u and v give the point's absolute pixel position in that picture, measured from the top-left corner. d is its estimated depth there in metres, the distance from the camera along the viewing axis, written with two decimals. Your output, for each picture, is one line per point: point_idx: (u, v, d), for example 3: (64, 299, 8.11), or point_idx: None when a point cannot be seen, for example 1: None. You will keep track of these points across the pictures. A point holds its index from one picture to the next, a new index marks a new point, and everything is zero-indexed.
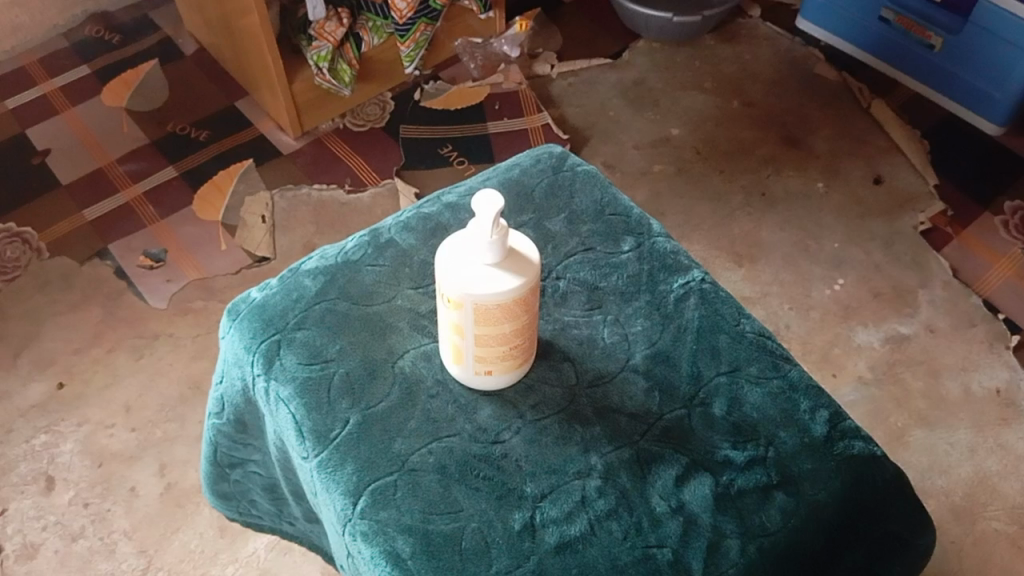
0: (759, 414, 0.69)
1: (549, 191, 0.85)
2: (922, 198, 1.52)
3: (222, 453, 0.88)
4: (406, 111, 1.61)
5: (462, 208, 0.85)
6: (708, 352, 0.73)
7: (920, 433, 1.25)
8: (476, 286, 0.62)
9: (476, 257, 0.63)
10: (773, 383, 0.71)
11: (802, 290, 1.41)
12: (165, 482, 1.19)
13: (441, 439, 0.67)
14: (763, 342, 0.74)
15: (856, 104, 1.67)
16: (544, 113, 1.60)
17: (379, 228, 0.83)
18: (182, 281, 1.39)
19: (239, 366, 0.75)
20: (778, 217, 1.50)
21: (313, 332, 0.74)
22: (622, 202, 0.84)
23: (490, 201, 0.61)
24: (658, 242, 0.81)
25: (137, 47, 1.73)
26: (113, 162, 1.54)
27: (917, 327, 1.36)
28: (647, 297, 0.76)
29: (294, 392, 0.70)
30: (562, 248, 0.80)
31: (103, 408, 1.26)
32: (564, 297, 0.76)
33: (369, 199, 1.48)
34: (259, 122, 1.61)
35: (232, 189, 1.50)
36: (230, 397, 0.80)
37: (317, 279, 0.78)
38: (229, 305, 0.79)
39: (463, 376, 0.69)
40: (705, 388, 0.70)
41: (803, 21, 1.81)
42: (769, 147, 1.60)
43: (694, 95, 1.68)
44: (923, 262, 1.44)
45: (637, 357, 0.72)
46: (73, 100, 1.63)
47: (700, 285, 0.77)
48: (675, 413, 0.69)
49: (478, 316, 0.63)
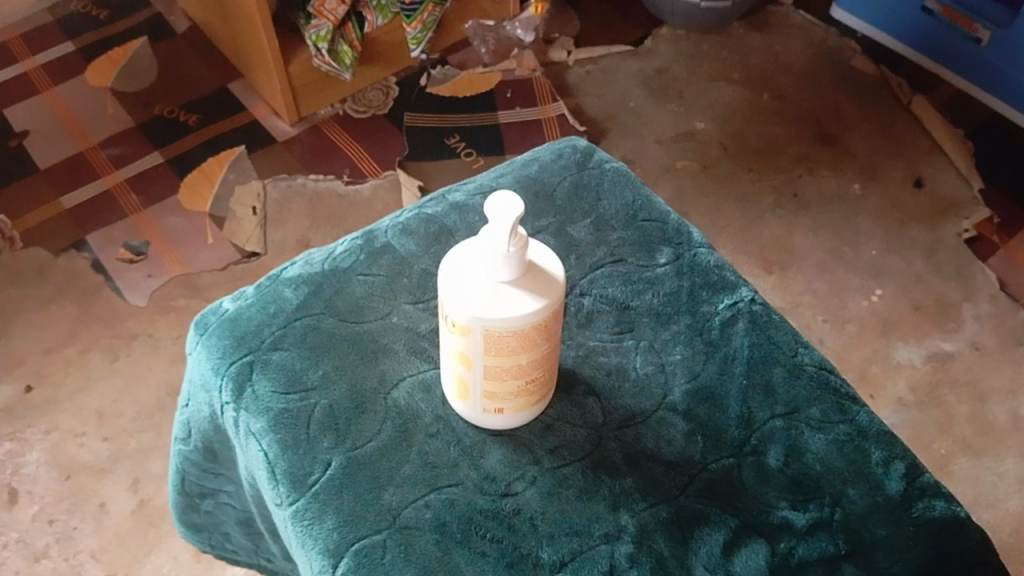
0: (824, 468, 0.58)
1: (573, 193, 0.74)
2: (965, 203, 1.40)
3: (190, 482, 0.77)
4: (412, 97, 1.49)
5: (471, 209, 0.73)
6: (761, 388, 0.61)
7: (965, 462, 1.14)
8: (486, 310, 0.51)
9: (487, 275, 0.52)
10: (839, 429, 0.60)
11: (837, 301, 1.29)
12: (138, 498, 1.08)
13: (440, 489, 0.56)
14: (826, 376, 0.62)
15: (895, 100, 1.54)
16: (559, 102, 1.48)
17: (375, 229, 0.72)
18: (164, 277, 1.27)
19: (206, 390, 0.64)
20: (811, 220, 1.38)
21: (292, 354, 0.63)
22: (658, 205, 0.73)
23: (506, 208, 0.51)
24: (700, 254, 0.69)
25: (126, 23, 1.61)
26: (95, 146, 1.42)
27: (961, 345, 1.24)
28: (688, 320, 0.65)
29: (267, 426, 0.59)
30: (587, 259, 0.69)
31: (74, 414, 1.15)
32: (590, 317, 0.65)
33: (369, 192, 1.37)
34: (253, 106, 1.49)
35: (222, 178, 1.39)
36: (198, 422, 0.69)
37: (299, 290, 0.67)
38: (197, 315, 0.67)
39: (468, 414, 0.58)
40: (757, 434, 0.59)
41: (837, 9, 1.68)
42: (800, 145, 1.48)
43: (721, 87, 1.56)
44: (967, 273, 1.32)
45: (676, 393, 0.61)
46: (55, 79, 1.51)
47: (750, 306, 0.66)
48: (721, 462, 0.58)
49: (488, 344, 0.53)
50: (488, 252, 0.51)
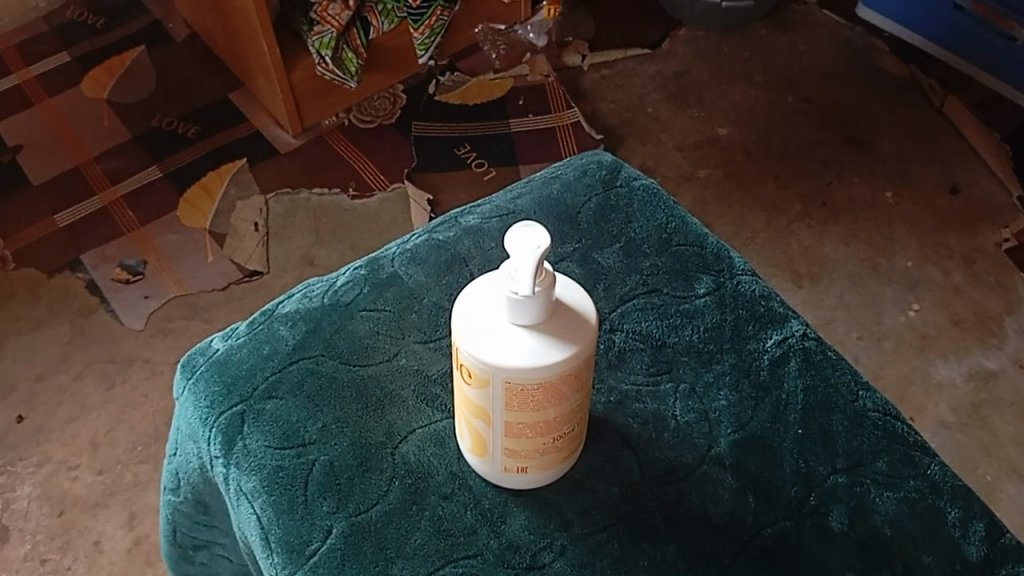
0: (893, 531, 0.54)
1: (599, 214, 0.68)
2: (1003, 210, 1.31)
3: (182, 535, 0.69)
4: (419, 105, 1.42)
5: (487, 234, 0.67)
6: (819, 438, 0.58)
7: (1013, 488, 1.06)
8: (507, 357, 0.45)
9: (507, 317, 0.46)
10: (908, 486, 0.56)
11: (872, 315, 1.21)
12: (134, 535, 1.02)
13: (456, 562, 0.51)
14: (890, 423, 0.59)
15: (927, 102, 1.44)
16: (574, 108, 1.41)
17: (380, 257, 0.65)
18: (163, 297, 1.21)
19: (193, 442, 0.58)
20: (842, 229, 1.29)
21: (288, 403, 0.57)
22: (694, 228, 0.68)
23: (530, 240, 0.45)
24: (742, 284, 0.65)
25: (122, 29, 1.53)
26: (90, 160, 1.36)
27: (1004, 361, 1.16)
28: (733, 359, 0.61)
29: (260, 486, 0.53)
30: (617, 289, 0.64)
31: (67, 444, 1.08)
32: (622, 356, 0.60)
33: (375, 205, 1.30)
34: (255, 116, 1.41)
35: (223, 192, 1.32)
36: (187, 472, 0.63)
37: (296, 328, 0.60)
38: (184, 356, 0.61)
39: (486, 472, 0.52)
40: (817, 492, 0.56)
41: (864, 7, 1.56)
42: (829, 148, 1.39)
43: (743, 89, 1.47)
44: (1008, 284, 1.23)
45: (721, 444, 0.57)
46: (50, 90, 1.45)
47: (802, 343, 0.62)
48: (778, 525, 0.54)
49: (509, 397, 0.46)
50: (510, 289, 0.45)
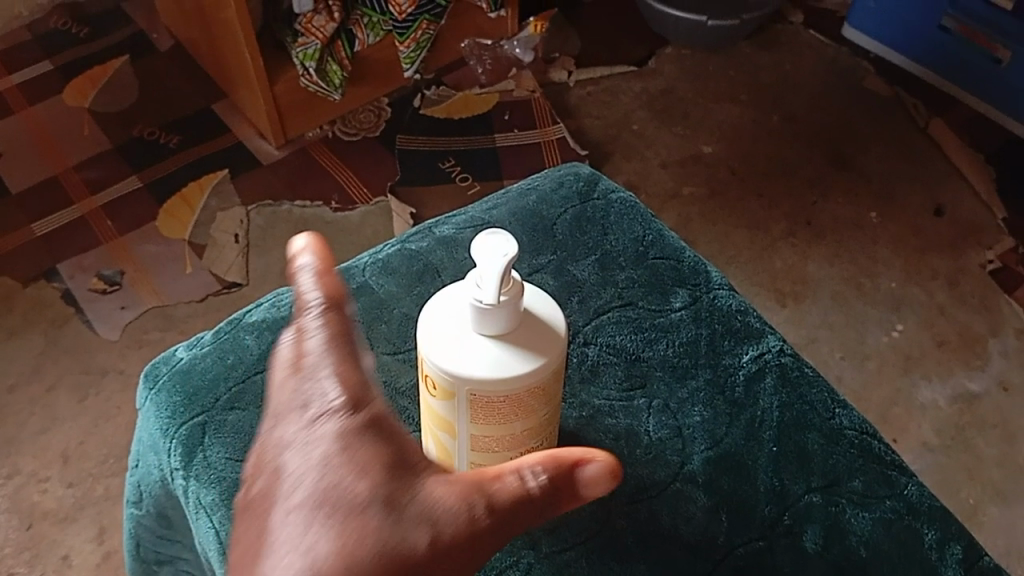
0: (869, 552, 0.54)
1: (575, 225, 0.68)
2: (987, 231, 1.30)
3: (145, 549, 0.66)
4: (404, 119, 1.41)
5: (461, 244, 0.66)
6: (795, 457, 0.57)
7: (995, 511, 1.05)
8: (472, 367, 0.44)
9: (472, 327, 0.45)
10: (884, 506, 0.56)
11: (855, 335, 1.20)
12: (103, 550, 1.00)
13: None
14: (867, 442, 0.59)
15: (912, 123, 1.44)
16: (559, 124, 1.40)
17: (351, 266, 0.64)
18: (139, 308, 1.19)
19: (155, 453, 0.58)
20: (826, 249, 1.29)
21: (250, 414, 0.57)
22: (670, 241, 0.68)
23: (498, 248, 0.45)
24: (718, 297, 0.64)
25: (106, 39, 1.51)
26: (70, 169, 1.34)
27: (988, 383, 1.16)
28: (708, 374, 0.60)
29: (219, 498, 0.54)
30: (591, 302, 0.64)
31: (37, 457, 1.06)
32: (595, 370, 0.60)
33: (358, 218, 1.29)
34: (238, 127, 1.40)
35: (203, 203, 1.30)
36: (149, 486, 0.61)
37: (262, 339, 0.61)
38: (146, 366, 0.61)
39: None
40: (792, 511, 0.55)
41: (848, 28, 1.56)
42: (814, 168, 1.38)
43: (728, 108, 1.47)
44: (992, 306, 1.23)
45: (695, 461, 0.57)
46: (31, 98, 1.43)
47: (778, 359, 0.62)
48: (751, 545, 0.54)
49: (474, 408, 0.46)
50: (476, 296, 0.44)
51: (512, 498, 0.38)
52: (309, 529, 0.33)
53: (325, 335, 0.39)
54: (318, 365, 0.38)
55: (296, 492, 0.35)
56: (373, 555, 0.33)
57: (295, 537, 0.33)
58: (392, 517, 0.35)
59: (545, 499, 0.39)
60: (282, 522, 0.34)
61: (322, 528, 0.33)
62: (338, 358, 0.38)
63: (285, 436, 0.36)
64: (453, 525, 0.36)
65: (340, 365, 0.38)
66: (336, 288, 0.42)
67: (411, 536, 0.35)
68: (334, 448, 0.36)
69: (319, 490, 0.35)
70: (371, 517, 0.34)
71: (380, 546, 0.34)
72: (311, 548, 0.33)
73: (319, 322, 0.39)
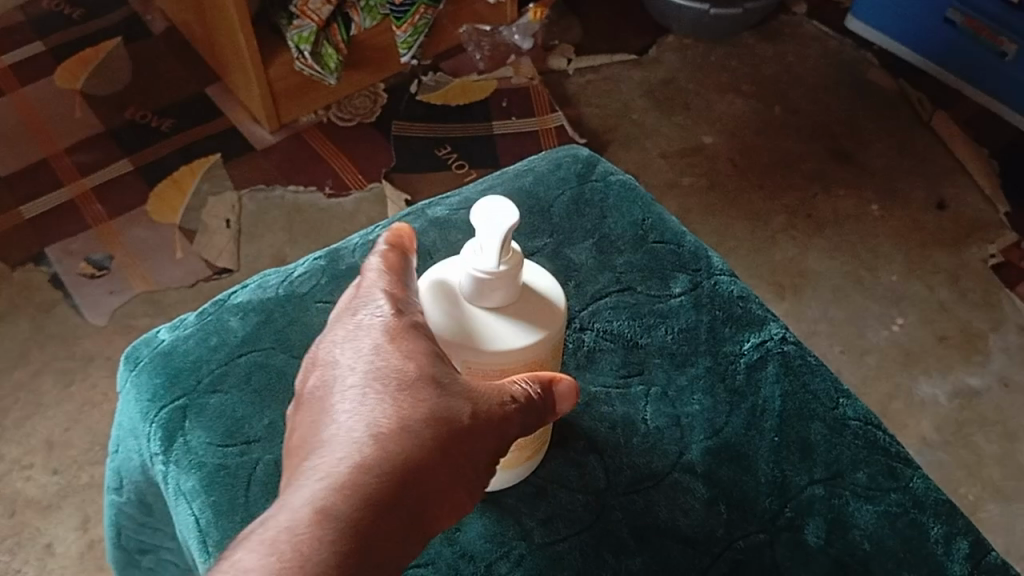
0: (873, 549, 0.52)
1: (572, 208, 0.67)
2: (990, 227, 1.29)
3: (126, 538, 0.64)
4: (400, 105, 1.39)
5: (453, 225, 0.65)
6: (797, 448, 0.55)
7: (995, 509, 1.04)
8: (469, 339, 0.47)
9: (471, 297, 0.47)
10: (889, 499, 0.54)
11: (855, 330, 1.18)
12: (87, 538, 0.98)
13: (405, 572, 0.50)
14: (872, 433, 0.57)
15: (915, 116, 1.42)
16: (558, 113, 1.38)
17: (341, 248, 0.64)
18: (128, 294, 1.17)
19: (134, 438, 0.56)
20: (827, 242, 1.27)
21: (233, 398, 0.55)
22: (670, 225, 0.66)
23: (497, 216, 0.46)
24: (719, 283, 0.63)
25: (99, 20, 1.49)
26: (60, 152, 1.32)
27: (989, 380, 1.14)
28: (707, 361, 0.59)
29: (199, 485, 0.52)
30: (588, 287, 0.62)
31: (21, 443, 1.04)
32: (591, 357, 0.59)
33: (352, 204, 1.27)
34: (231, 111, 1.38)
35: (195, 187, 1.28)
36: (129, 472, 0.60)
37: (246, 320, 0.59)
38: (127, 348, 0.59)
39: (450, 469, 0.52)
40: (793, 503, 0.53)
41: (853, 19, 1.54)
42: (815, 160, 1.36)
43: (730, 99, 1.45)
44: (994, 302, 1.21)
45: (693, 451, 0.55)
46: (22, 80, 1.40)
47: (781, 347, 0.60)
48: (750, 539, 0.52)
49: (470, 379, 0.48)
50: (474, 267, 0.46)
51: (524, 399, 0.45)
52: (364, 403, 0.43)
53: (380, 267, 0.48)
54: (372, 288, 0.47)
55: (353, 376, 0.44)
56: (423, 419, 0.43)
57: (353, 407, 0.43)
58: (435, 391, 0.44)
59: (541, 406, 0.46)
60: (349, 394, 0.44)
61: (375, 399, 0.43)
62: (387, 282, 0.47)
63: (342, 339, 0.46)
64: (484, 405, 0.44)
65: (393, 284, 0.47)
66: (388, 233, 0.50)
67: (456, 406, 0.44)
68: (382, 340, 0.45)
69: (371, 374, 0.44)
70: (421, 392, 0.44)
71: (429, 414, 0.43)
72: (369, 413, 0.43)
73: (372, 262, 0.48)
